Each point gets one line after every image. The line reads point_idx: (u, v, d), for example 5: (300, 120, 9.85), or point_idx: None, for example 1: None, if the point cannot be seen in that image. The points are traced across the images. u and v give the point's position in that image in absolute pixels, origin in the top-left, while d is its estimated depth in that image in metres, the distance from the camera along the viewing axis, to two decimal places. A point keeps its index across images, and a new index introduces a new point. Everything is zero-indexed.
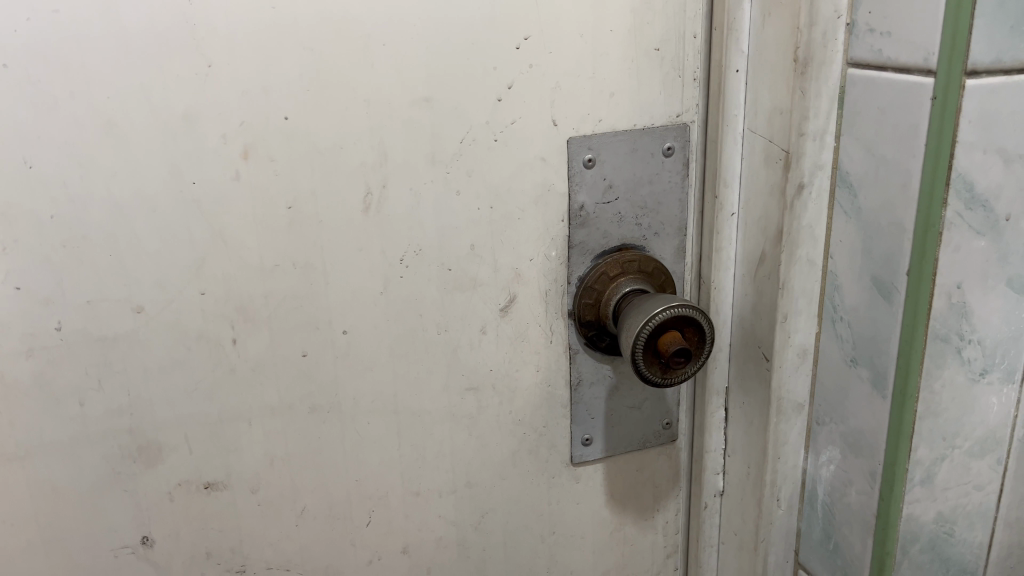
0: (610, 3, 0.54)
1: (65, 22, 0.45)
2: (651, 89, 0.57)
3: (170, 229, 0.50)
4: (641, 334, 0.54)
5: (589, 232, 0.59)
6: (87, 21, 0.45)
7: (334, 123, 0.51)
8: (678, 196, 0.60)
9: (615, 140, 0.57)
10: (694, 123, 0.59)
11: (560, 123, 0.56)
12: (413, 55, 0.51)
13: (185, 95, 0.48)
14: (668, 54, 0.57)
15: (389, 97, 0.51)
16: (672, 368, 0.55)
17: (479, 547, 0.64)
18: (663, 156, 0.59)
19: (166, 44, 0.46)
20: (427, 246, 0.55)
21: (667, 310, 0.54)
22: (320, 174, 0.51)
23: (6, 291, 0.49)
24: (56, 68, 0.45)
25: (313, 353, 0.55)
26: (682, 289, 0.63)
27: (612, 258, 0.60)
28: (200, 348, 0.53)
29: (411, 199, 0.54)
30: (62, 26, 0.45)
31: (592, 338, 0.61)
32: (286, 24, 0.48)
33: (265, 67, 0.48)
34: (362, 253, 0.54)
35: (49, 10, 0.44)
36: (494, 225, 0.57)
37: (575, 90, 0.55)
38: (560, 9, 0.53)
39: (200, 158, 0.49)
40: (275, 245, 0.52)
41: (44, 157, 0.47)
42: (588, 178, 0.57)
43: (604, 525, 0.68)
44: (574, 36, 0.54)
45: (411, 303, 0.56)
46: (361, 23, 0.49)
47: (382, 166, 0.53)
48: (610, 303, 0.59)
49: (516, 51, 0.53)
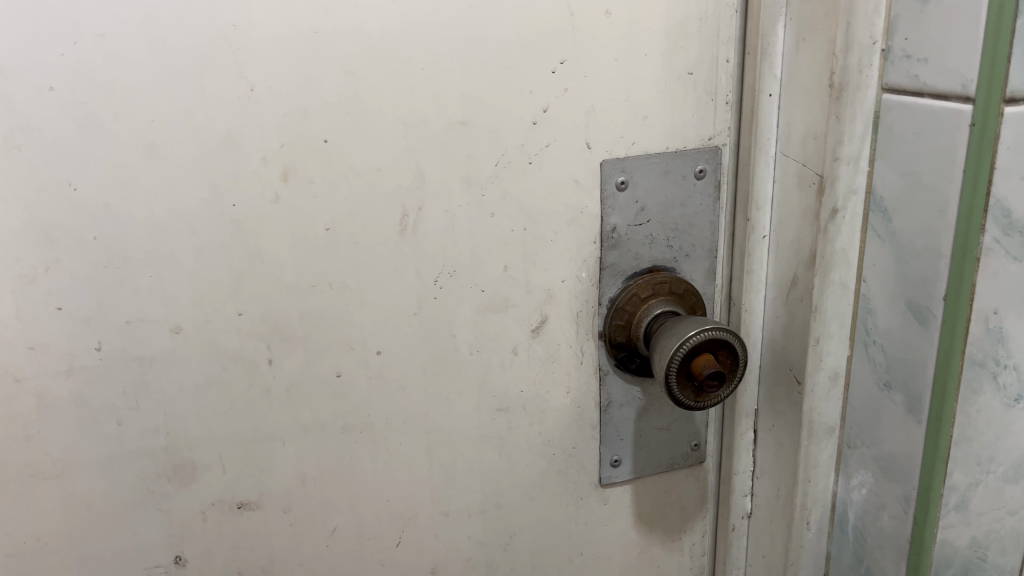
0: (645, 27, 0.54)
1: (110, 45, 0.45)
2: (683, 112, 0.57)
3: (209, 249, 0.50)
4: (675, 357, 0.54)
5: (621, 253, 0.59)
6: (133, 44, 0.46)
7: (372, 145, 0.51)
8: (709, 218, 0.61)
9: (647, 162, 0.57)
10: (726, 145, 0.59)
11: (594, 145, 0.56)
12: (450, 78, 0.51)
13: (227, 117, 0.48)
14: (701, 78, 0.57)
15: (426, 119, 0.52)
16: (705, 391, 0.55)
17: (506, 567, 0.64)
18: (695, 179, 0.59)
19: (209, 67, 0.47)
20: (461, 267, 0.55)
21: (701, 333, 0.54)
22: (357, 195, 0.52)
23: (46, 310, 0.49)
24: (101, 90, 0.46)
25: (347, 373, 0.55)
26: (712, 310, 0.63)
27: (644, 279, 0.60)
28: (236, 367, 0.53)
29: (447, 220, 0.54)
30: (107, 50, 0.45)
31: (623, 360, 0.61)
32: (326, 48, 0.48)
33: (305, 89, 0.49)
34: (397, 274, 0.54)
35: (96, 34, 0.45)
36: (527, 247, 0.57)
37: (609, 113, 0.55)
38: (596, 33, 0.53)
39: (240, 179, 0.49)
40: (312, 265, 0.52)
41: (87, 178, 0.47)
42: (621, 201, 0.58)
43: (631, 546, 0.68)
44: (609, 60, 0.54)
45: (444, 324, 0.56)
46: (400, 47, 0.50)
47: (418, 188, 0.53)
48: (641, 325, 0.59)
49: (551, 74, 0.53)
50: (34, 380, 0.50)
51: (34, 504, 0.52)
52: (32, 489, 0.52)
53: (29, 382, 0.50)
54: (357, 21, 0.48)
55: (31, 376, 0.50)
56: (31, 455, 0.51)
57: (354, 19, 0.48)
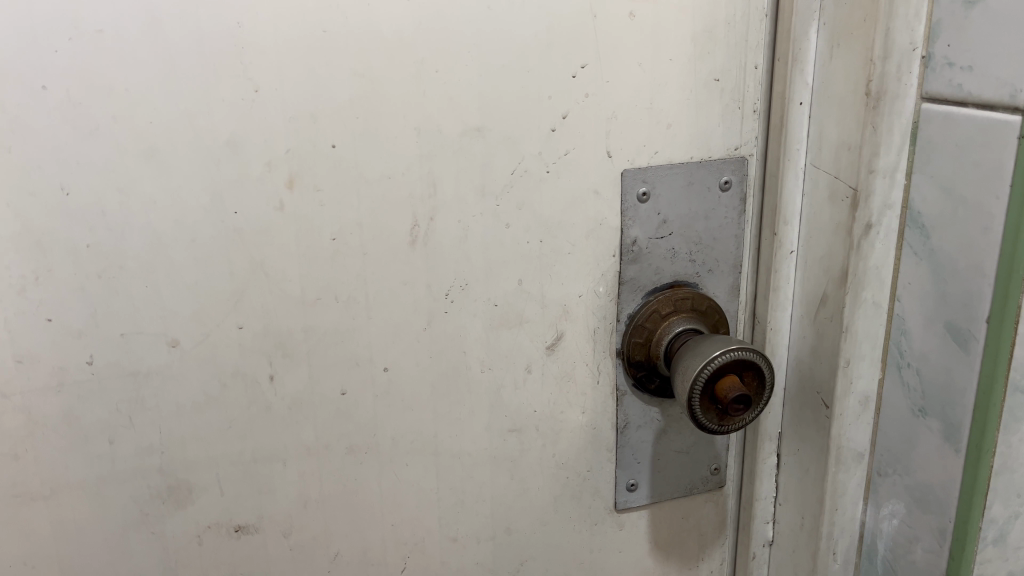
0: (671, 31, 0.52)
1: (108, 42, 0.43)
2: (709, 121, 0.55)
3: (209, 260, 0.47)
4: (698, 378, 0.51)
5: (641, 268, 0.56)
6: (132, 41, 0.43)
7: (382, 151, 0.48)
8: (734, 232, 0.58)
9: (671, 172, 0.55)
10: (752, 156, 0.57)
11: (615, 154, 0.53)
12: (466, 82, 0.49)
13: (231, 120, 0.45)
14: (728, 85, 0.54)
15: (440, 125, 0.49)
16: (729, 415, 0.52)
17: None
18: (719, 191, 0.56)
19: (212, 67, 0.44)
20: (474, 280, 0.53)
21: (727, 354, 0.51)
22: (365, 204, 0.49)
23: (37, 322, 0.46)
24: (98, 90, 0.43)
25: (353, 391, 0.52)
26: (735, 328, 0.61)
27: (665, 295, 0.57)
28: (236, 384, 0.50)
29: (459, 232, 0.51)
30: (105, 47, 0.43)
31: (641, 379, 0.58)
32: (335, 48, 0.46)
33: (313, 91, 0.46)
34: (406, 287, 0.51)
35: (92, 30, 0.42)
36: (543, 260, 0.54)
37: (631, 121, 0.53)
38: (620, 36, 0.51)
39: (243, 186, 0.47)
40: (317, 277, 0.50)
41: (81, 182, 0.45)
42: (643, 213, 0.55)
43: (646, 574, 0.65)
44: (632, 65, 0.51)
45: (455, 341, 0.54)
46: (414, 48, 0.47)
47: (430, 197, 0.50)
48: (661, 343, 0.56)
49: (572, 79, 0.51)
50: (22, 395, 0.47)
51: (20, 526, 0.50)
52: (19, 510, 0.49)
53: (16, 397, 0.47)
54: (368, 21, 0.46)
55: (20, 391, 0.47)
56: (18, 474, 0.48)
57: (365, 19, 0.46)
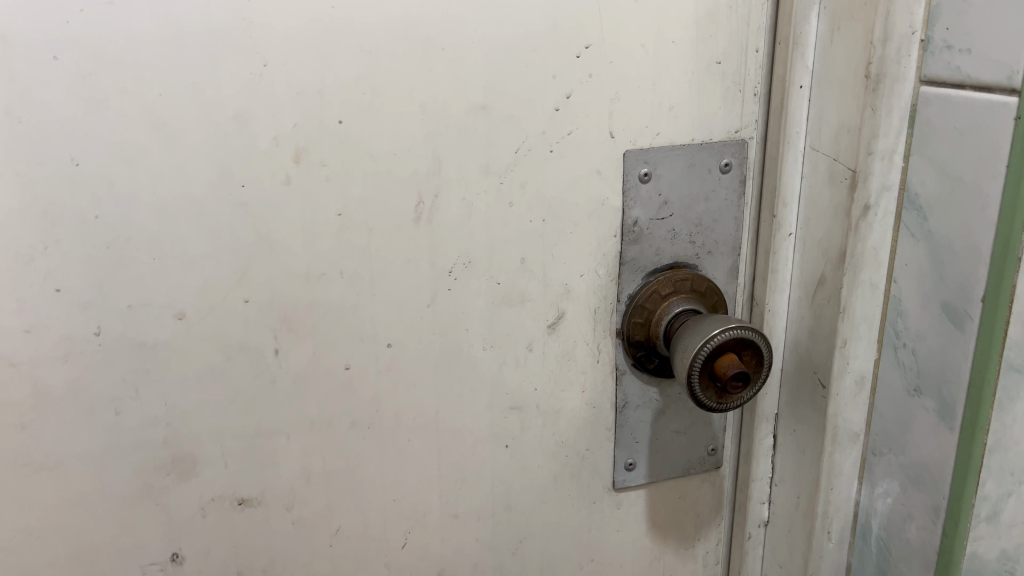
0: (674, 14, 0.52)
1: (119, 15, 0.43)
2: (710, 103, 0.55)
3: (216, 233, 0.48)
4: (698, 356, 0.52)
5: (641, 248, 0.57)
6: (142, 15, 0.43)
7: (388, 129, 0.49)
8: (733, 214, 0.58)
9: (672, 154, 0.55)
10: (752, 139, 0.57)
11: (617, 135, 0.54)
12: (471, 60, 0.49)
13: (239, 95, 0.46)
14: (729, 68, 0.55)
15: (445, 103, 0.49)
16: (728, 393, 0.53)
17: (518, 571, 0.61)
18: (720, 173, 0.57)
19: (222, 42, 0.45)
20: (477, 258, 0.53)
21: (726, 332, 0.52)
22: (371, 181, 0.50)
23: (44, 293, 0.47)
24: (108, 62, 0.44)
25: (356, 366, 0.53)
26: (733, 310, 0.61)
27: (665, 276, 0.57)
28: (241, 357, 0.51)
29: (464, 210, 0.52)
30: (115, 20, 0.43)
31: (641, 359, 0.59)
32: (343, 25, 0.46)
33: (320, 68, 0.47)
34: (410, 264, 0.52)
35: (104, 3, 0.43)
36: (546, 238, 0.55)
37: (634, 102, 0.53)
38: (624, 18, 0.51)
39: (250, 160, 0.47)
40: (322, 253, 0.50)
41: (90, 154, 0.45)
42: (644, 192, 0.56)
43: (643, 554, 0.65)
44: (636, 46, 0.52)
45: (458, 317, 0.54)
46: (420, 26, 0.47)
47: (435, 174, 0.51)
48: (661, 323, 0.57)
49: (577, 59, 0.51)
50: (29, 366, 0.47)
51: (25, 497, 0.50)
52: (24, 481, 0.50)
53: (23, 368, 0.47)
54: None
55: (26, 362, 0.47)
56: (23, 445, 0.49)
57: None
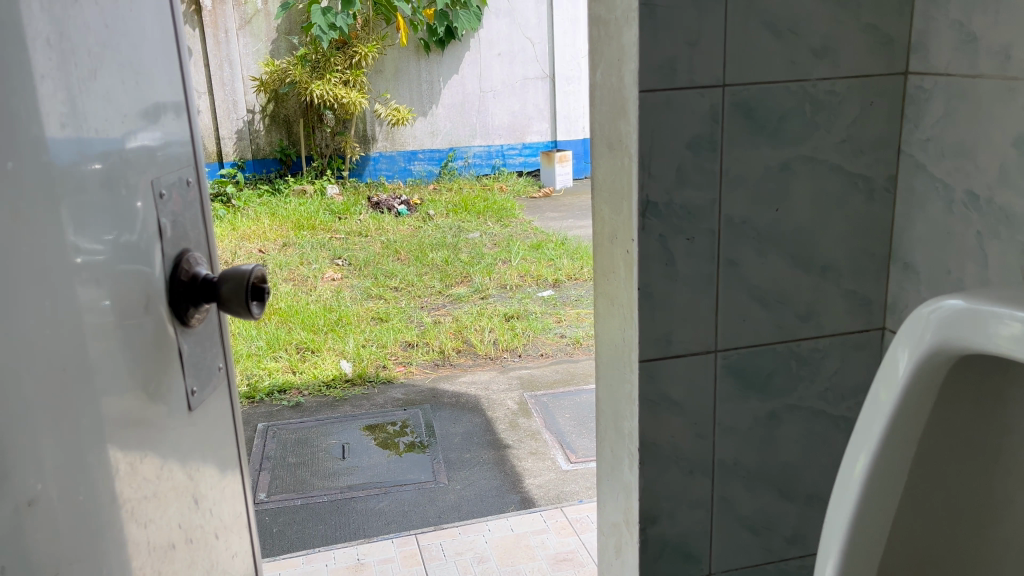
0: (143, 67, 0.87)
1: (42, 186, 0.68)
2: (190, 154, 1.00)
3: (24, 318, 0.66)
4: (243, 278, 0.96)
5: (184, 261, 0.95)
6: (60, 170, 0.71)
7: (30, 259, 0.66)
8: (206, 225, 1.04)
9: (174, 181, 0.94)
10: (192, 163, 1.01)
11: (162, 190, 0.90)
12: (66, 170, 0.72)
13: (139, 283, 0.85)
14: (196, 138, 1.02)
15: (28, 270, 0.66)
16: (262, 303, 1.00)
17: (154, 412, 0.88)
18: (186, 185, 0.98)
19: (129, 266, 0.83)
20: (138, 339, 0.84)
21: (258, 267, 0.99)
22: (100, 307, 0.77)
23: (31, 433, 0.67)
24: (65, 259, 0.71)
25: (92, 382, 0.75)
26: (241, 267, 0.98)
27: (178, 259, 0.94)
28: (19, 512, 0.66)
29: (108, 237, 0.79)
30: (96, 230, 0.77)
31: (178, 312, 0.93)
32: (106, 194, 0.78)
33: (78, 201, 0.74)
34: (124, 328, 0.82)
35: (21, 193, 0.65)
36: (163, 245, 0.91)
37: (133, 141, 0.84)
38: (150, 107, 0.88)
39: (141, 290, 0.85)
40: (50, 293, 0.69)
41: (60, 273, 0.70)
42: (173, 202, 0.93)
43: (205, 453, 1.02)
44: (164, 130, 0.92)
45: (122, 262, 0.81)
46: (77, 157, 0.74)
47: (106, 312, 0.78)
48: (187, 282, 0.95)
49: (137, 123, 0.85)
50: (26, 492, 0.67)
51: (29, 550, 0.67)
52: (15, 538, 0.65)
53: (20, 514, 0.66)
54: (16, 88, 0.66)
55: (22, 482, 0.66)
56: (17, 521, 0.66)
57: (100, 138, 0.77)
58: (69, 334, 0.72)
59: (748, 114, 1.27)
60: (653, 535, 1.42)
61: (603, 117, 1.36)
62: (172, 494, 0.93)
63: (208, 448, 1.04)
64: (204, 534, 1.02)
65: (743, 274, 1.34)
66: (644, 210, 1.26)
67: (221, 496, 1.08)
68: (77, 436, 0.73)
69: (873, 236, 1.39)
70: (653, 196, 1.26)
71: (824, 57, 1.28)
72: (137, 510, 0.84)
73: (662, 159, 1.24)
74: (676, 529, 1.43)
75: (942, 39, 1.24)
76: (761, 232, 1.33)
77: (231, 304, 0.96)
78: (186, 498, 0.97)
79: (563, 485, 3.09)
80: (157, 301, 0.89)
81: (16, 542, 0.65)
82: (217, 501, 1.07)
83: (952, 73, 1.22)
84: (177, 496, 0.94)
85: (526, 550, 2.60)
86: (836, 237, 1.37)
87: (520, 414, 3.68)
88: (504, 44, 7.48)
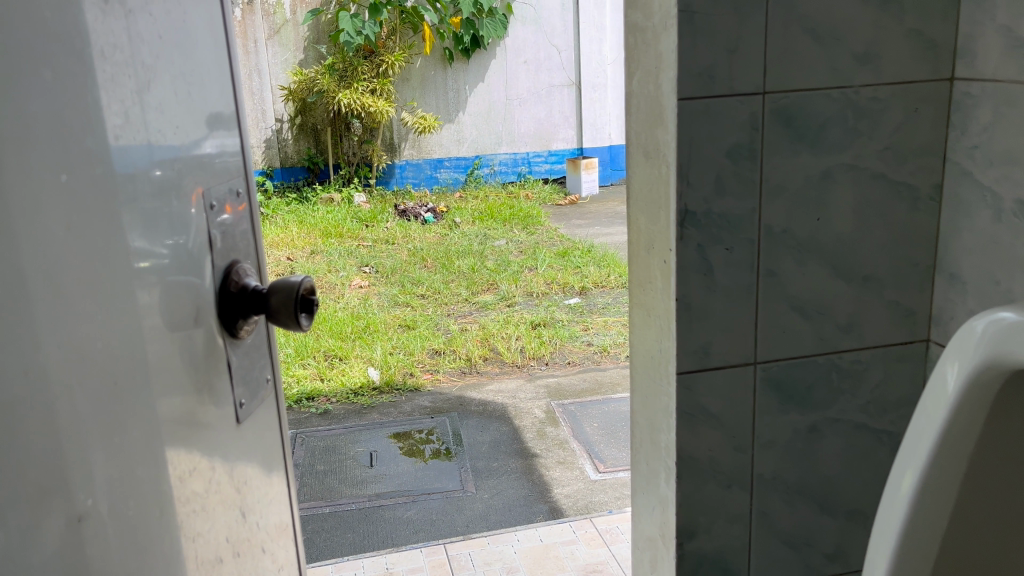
0: (195, 78, 0.87)
1: (97, 197, 0.68)
2: (241, 165, 1.00)
3: (78, 330, 0.65)
4: (293, 290, 0.96)
5: (235, 272, 0.95)
6: (117, 181, 0.71)
7: (85, 272, 0.66)
8: (254, 236, 1.04)
9: (224, 193, 0.94)
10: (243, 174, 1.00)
11: (212, 201, 0.90)
12: (121, 182, 0.71)
13: (189, 295, 0.84)
14: (247, 148, 1.01)
15: (83, 282, 0.66)
16: (310, 316, 1.00)
17: (202, 425, 0.87)
18: (236, 197, 0.97)
19: (180, 278, 0.82)
20: (188, 351, 0.84)
21: (307, 280, 0.99)
22: (151, 319, 0.76)
23: (83, 448, 0.66)
24: (118, 271, 0.71)
25: (143, 395, 0.75)
26: (290, 279, 0.97)
27: (229, 270, 0.94)
28: (72, 527, 0.65)
29: (160, 249, 0.78)
30: (149, 241, 0.76)
31: (228, 323, 0.93)
32: (159, 205, 0.78)
33: (132, 213, 0.73)
34: (175, 341, 0.81)
35: (76, 205, 0.65)
36: (213, 256, 0.90)
37: (186, 152, 0.84)
38: (202, 119, 0.88)
39: (190, 301, 0.84)
40: (103, 306, 0.68)
41: (113, 285, 0.70)
42: (223, 214, 0.93)
43: (254, 467, 1.02)
44: (216, 141, 0.92)
45: (173, 274, 0.81)
46: (132, 167, 0.73)
47: (157, 324, 0.77)
48: (238, 294, 0.94)
49: (189, 134, 0.85)
50: (78, 507, 0.66)
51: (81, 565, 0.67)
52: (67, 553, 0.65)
53: (71, 528, 0.66)
54: (74, 99, 0.66)
55: (74, 497, 0.66)
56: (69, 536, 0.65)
57: (154, 148, 0.77)
58: (122, 347, 0.71)
59: (788, 121, 1.24)
60: (690, 550, 1.40)
61: (640, 125, 1.34)
62: (220, 505, 0.92)
63: (254, 462, 1.03)
64: (252, 548, 1.02)
65: (784, 285, 1.32)
66: (682, 220, 1.24)
67: (268, 509, 1.08)
68: (128, 446, 0.73)
69: (917, 246, 1.36)
70: (692, 206, 1.24)
71: (867, 63, 1.25)
72: (189, 519, 0.84)
73: (701, 169, 1.22)
74: (714, 544, 1.41)
75: (990, 43, 1.21)
76: (802, 242, 1.31)
77: (281, 317, 0.95)
78: (234, 510, 0.96)
79: (593, 494, 3.06)
80: (207, 313, 0.89)
81: (67, 558, 0.65)
82: (265, 513, 1.06)
83: (1000, 79, 1.19)
84: (226, 509, 0.94)
85: (555, 561, 2.56)
86: (879, 247, 1.34)
87: (548, 422, 3.65)
88: (529, 51, 7.48)
